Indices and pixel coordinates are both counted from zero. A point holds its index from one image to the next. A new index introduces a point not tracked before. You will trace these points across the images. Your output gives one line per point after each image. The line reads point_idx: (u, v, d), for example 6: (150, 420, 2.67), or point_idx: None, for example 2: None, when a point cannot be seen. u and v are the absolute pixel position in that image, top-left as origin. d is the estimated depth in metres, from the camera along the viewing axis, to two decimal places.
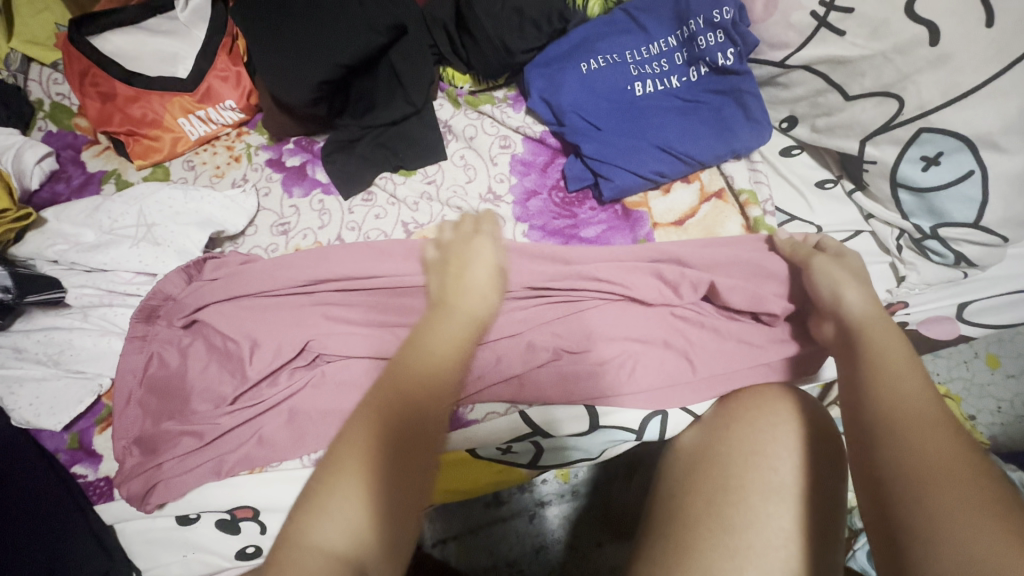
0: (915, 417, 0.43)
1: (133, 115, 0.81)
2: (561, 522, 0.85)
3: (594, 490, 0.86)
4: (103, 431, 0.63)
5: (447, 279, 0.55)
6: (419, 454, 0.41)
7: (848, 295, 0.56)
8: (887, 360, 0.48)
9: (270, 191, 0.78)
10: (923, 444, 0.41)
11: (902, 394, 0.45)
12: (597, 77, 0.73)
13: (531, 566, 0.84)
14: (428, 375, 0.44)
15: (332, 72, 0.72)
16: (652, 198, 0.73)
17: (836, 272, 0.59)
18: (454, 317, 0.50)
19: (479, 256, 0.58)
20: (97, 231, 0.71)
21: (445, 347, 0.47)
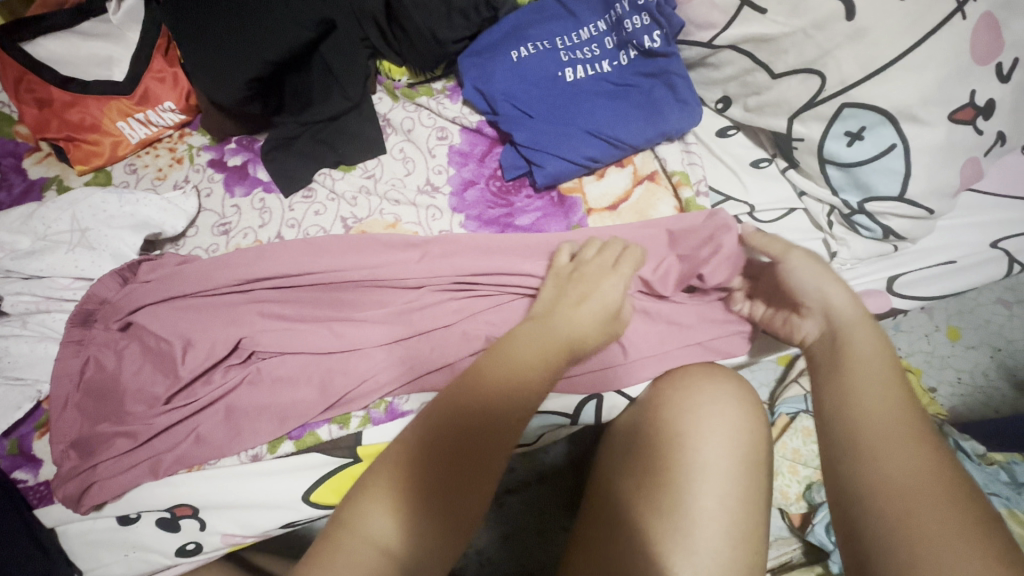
0: (890, 429, 0.46)
1: (71, 120, 0.81)
2: (522, 504, 0.85)
3: (560, 473, 0.86)
4: (43, 436, 0.63)
5: (570, 296, 0.57)
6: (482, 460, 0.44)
7: (832, 294, 0.57)
8: (875, 364, 0.51)
9: (212, 191, 0.78)
10: (907, 457, 0.44)
11: (887, 404, 0.48)
12: (529, 65, 0.73)
13: (499, 552, 0.84)
14: (511, 386, 0.47)
15: (261, 69, 0.73)
16: (586, 183, 0.74)
17: (807, 271, 0.59)
18: (554, 333, 0.53)
19: (607, 287, 0.58)
20: (33, 238, 0.71)
21: (531, 361, 0.50)
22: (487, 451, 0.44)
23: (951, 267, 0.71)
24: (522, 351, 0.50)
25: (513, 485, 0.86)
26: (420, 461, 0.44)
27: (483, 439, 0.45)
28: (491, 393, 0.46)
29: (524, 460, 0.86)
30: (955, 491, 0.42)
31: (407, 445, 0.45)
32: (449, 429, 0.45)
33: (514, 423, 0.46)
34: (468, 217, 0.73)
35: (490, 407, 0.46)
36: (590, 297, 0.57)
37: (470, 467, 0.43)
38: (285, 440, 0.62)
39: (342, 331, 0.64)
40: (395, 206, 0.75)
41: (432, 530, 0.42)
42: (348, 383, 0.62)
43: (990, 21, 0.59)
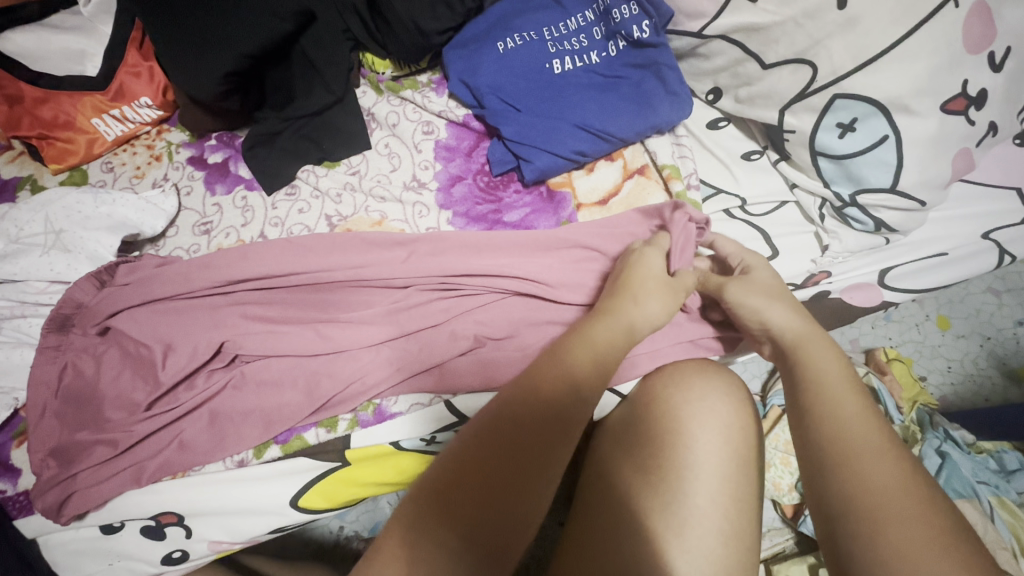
0: (857, 440, 0.46)
1: (44, 118, 0.78)
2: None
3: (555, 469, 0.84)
4: (21, 445, 0.62)
5: (618, 288, 0.57)
6: (529, 461, 0.43)
7: (780, 314, 0.56)
8: (835, 382, 0.50)
9: (192, 189, 0.76)
10: (878, 472, 0.44)
11: (853, 421, 0.47)
12: (516, 56, 0.71)
13: None
14: (548, 407, 0.46)
15: (238, 63, 0.70)
16: (576, 178, 0.72)
17: (758, 293, 0.58)
18: (613, 327, 0.53)
19: (650, 262, 0.59)
20: (5, 240, 0.69)
21: (581, 370, 0.49)
22: (525, 453, 0.43)
23: (944, 259, 0.71)
24: (550, 371, 0.48)
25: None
26: (454, 471, 0.42)
27: (523, 442, 0.44)
28: (507, 424, 0.44)
29: None
30: (924, 502, 0.42)
31: (444, 459, 0.44)
32: (454, 472, 0.42)
33: (552, 449, 0.45)
34: (455, 214, 0.71)
35: (532, 414, 0.45)
36: (640, 275, 0.58)
37: (507, 469, 0.42)
38: (272, 444, 0.61)
39: (328, 333, 0.63)
40: (381, 203, 0.73)
41: (463, 537, 0.39)
42: (334, 386, 0.61)
43: (984, 9, 0.58)
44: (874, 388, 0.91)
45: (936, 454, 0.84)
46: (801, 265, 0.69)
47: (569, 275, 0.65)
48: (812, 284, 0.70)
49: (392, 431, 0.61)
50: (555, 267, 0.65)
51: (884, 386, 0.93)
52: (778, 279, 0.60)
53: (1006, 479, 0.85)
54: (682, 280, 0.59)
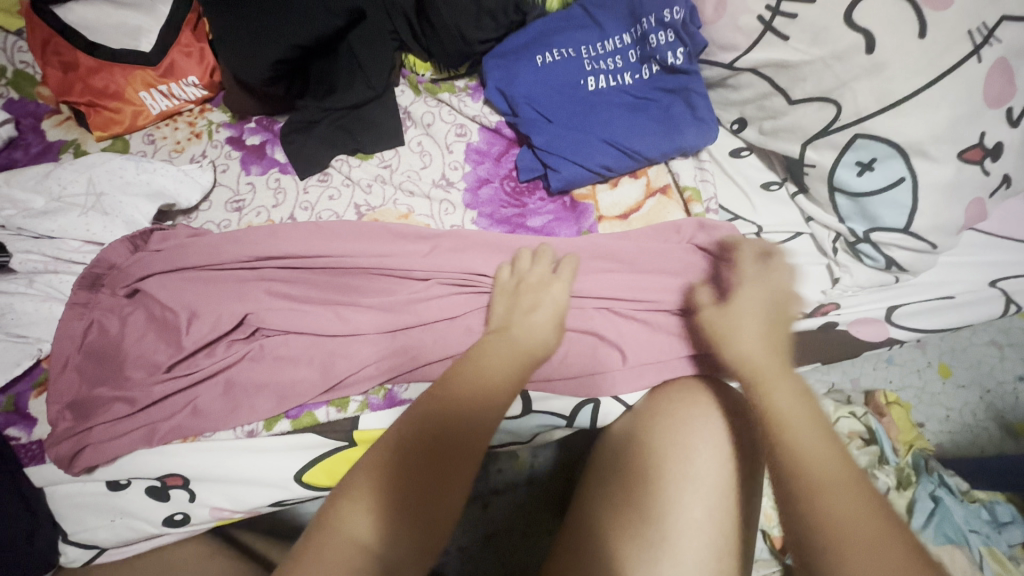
0: (819, 469, 0.41)
1: (95, 86, 0.82)
2: (511, 506, 0.89)
3: (547, 479, 0.89)
4: (40, 395, 0.64)
5: (520, 306, 0.60)
6: (449, 460, 0.44)
7: (750, 338, 0.52)
8: (790, 411, 0.45)
9: (228, 168, 0.80)
10: (843, 515, 0.38)
11: (815, 453, 0.42)
12: (553, 71, 0.74)
13: (480, 553, 0.87)
14: (462, 415, 0.47)
15: (287, 52, 0.73)
16: (599, 191, 0.74)
17: (738, 318, 0.56)
18: (518, 345, 0.56)
19: (540, 313, 0.59)
20: (47, 197, 0.70)
21: (487, 379, 0.51)
22: (451, 455, 0.45)
23: (950, 303, 0.72)
24: (472, 377, 0.51)
25: (502, 485, 0.89)
26: (393, 464, 0.44)
27: (447, 443, 0.45)
28: (434, 423, 0.46)
29: (516, 464, 0.89)
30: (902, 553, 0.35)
31: (381, 452, 0.45)
32: (398, 464, 0.44)
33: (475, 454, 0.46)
34: (480, 214, 0.73)
35: (453, 415, 0.47)
36: (533, 323, 0.58)
37: (433, 466, 0.44)
38: (281, 417, 0.63)
39: (347, 316, 0.65)
40: (409, 197, 0.75)
41: (396, 527, 0.41)
42: (349, 367, 0.63)
43: (1005, 67, 0.60)
44: (873, 428, 0.92)
45: (929, 498, 0.85)
46: (812, 295, 0.70)
47: (584, 284, 0.67)
48: (821, 314, 0.70)
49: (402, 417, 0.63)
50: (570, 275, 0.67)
51: (883, 427, 0.94)
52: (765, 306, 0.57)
53: (996, 530, 0.85)
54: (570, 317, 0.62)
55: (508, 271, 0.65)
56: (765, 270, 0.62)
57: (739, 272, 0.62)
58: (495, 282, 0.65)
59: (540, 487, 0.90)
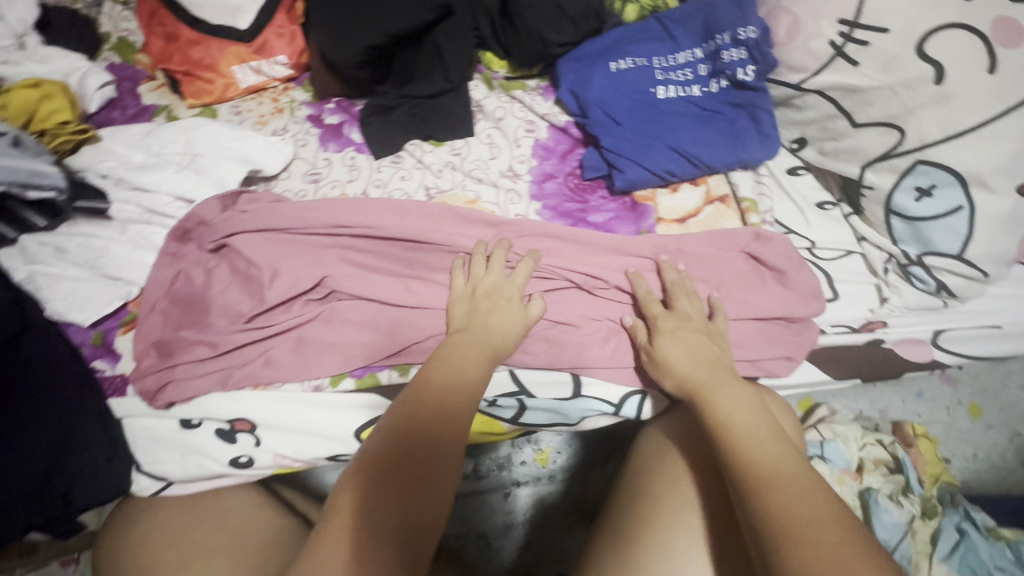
0: (781, 476, 0.47)
1: (192, 57, 0.88)
2: (531, 498, 1.11)
3: (563, 477, 1.12)
4: (126, 332, 0.69)
5: (479, 307, 0.64)
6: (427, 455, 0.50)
7: (683, 362, 0.60)
8: (750, 427, 0.52)
9: (307, 143, 0.86)
10: (786, 502, 0.44)
11: (766, 457, 0.49)
12: (625, 77, 0.77)
13: (501, 536, 1.08)
14: (439, 411, 0.53)
15: (380, 40, 0.78)
16: (660, 195, 0.77)
17: (678, 337, 0.62)
18: (482, 344, 0.60)
19: (501, 314, 0.63)
20: (146, 153, 0.76)
21: (453, 379, 0.56)
22: (433, 450, 0.50)
23: (996, 333, 0.74)
24: (439, 379, 0.56)
25: (525, 478, 1.12)
26: (382, 460, 0.49)
27: (427, 440, 0.51)
28: (416, 421, 0.52)
29: (537, 461, 1.12)
30: (837, 527, 0.42)
31: (372, 448, 0.51)
32: (389, 457, 0.49)
33: (453, 444, 0.52)
34: (544, 206, 0.77)
35: (431, 414, 0.53)
36: (493, 323, 0.62)
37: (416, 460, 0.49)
38: (345, 376, 0.67)
39: (415, 288, 0.69)
40: (477, 184, 0.79)
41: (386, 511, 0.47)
42: (413, 336, 0.67)
43: None
44: (900, 458, 0.92)
45: (954, 530, 0.86)
46: (858, 311, 0.71)
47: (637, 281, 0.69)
48: (869, 330, 0.71)
49: None
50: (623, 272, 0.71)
51: (909, 458, 0.95)
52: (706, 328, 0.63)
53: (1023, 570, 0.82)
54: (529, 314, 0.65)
55: (462, 275, 0.68)
56: (665, 312, 0.64)
57: (651, 313, 0.65)
58: (451, 290, 0.67)
59: (560, 486, 1.11)
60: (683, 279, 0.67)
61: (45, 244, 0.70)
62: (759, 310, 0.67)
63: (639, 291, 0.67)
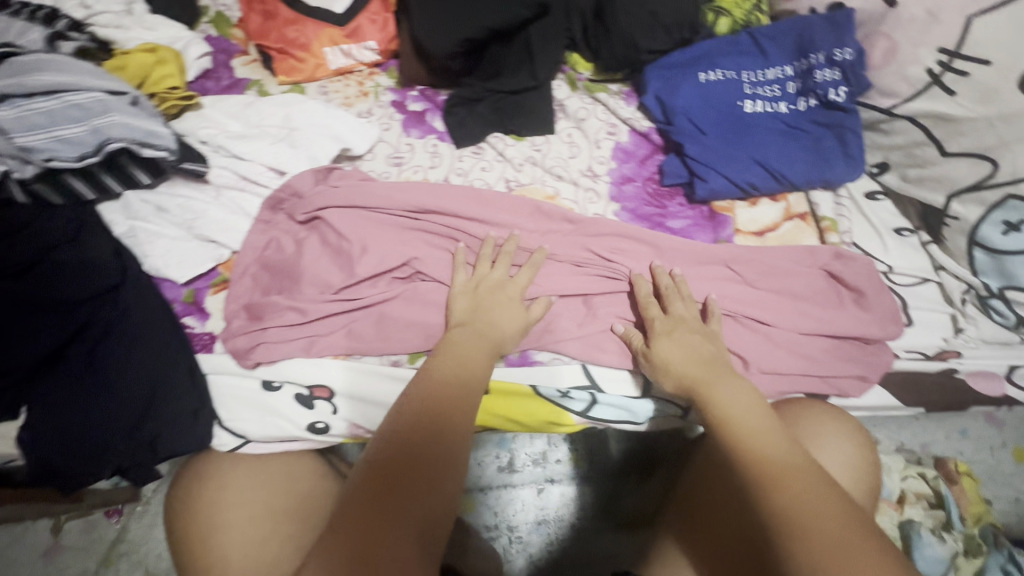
0: (781, 469, 0.46)
1: (288, 36, 0.91)
2: (563, 495, 1.12)
3: (597, 479, 1.12)
4: (216, 292, 0.72)
5: (482, 301, 0.65)
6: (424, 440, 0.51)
7: (680, 362, 0.60)
8: (750, 420, 0.52)
9: (391, 127, 0.88)
10: (796, 497, 0.44)
11: (770, 452, 0.49)
12: (713, 89, 0.79)
13: (532, 532, 1.09)
14: (437, 401, 0.54)
15: (478, 33, 0.81)
16: (738, 207, 0.78)
17: (677, 341, 0.61)
18: (482, 339, 0.61)
19: (503, 314, 0.64)
20: (244, 124, 0.79)
21: (453, 372, 0.57)
22: (429, 434, 0.51)
23: None
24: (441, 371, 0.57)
25: (558, 475, 1.13)
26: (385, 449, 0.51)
27: (425, 425, 0.52)
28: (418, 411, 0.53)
29: (572, 460, 1.14)
30: (840, 521, 0.41)
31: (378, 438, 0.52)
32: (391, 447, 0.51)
33: (450, 427, 0.52)
34: (623, 208, 0.78)
35: (432, 406, 0.53)
36: (496, 316, 0.64)
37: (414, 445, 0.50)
38: (424, 355, 0.69)
39: None
40: (557, 180, 0.81)
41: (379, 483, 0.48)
42: None
43: None
44: (942, 493, 0.90)
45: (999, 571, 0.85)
46: (932, 339, 0.71)
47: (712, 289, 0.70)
48: (943, 359, 0.71)
49: (534, 377, 0.68)
50: (697, 280, 0.71)
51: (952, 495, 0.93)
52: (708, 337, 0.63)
53: None
54: (532, 313, 0.66)
55: (462, 271, 0.69)
56: (663, 317, 0.65)
57: (648, 316, 0.65)
58: (453, 284, 0.68)
59: (591, 487, 1.12)
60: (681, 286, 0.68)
61: (147, 202, 0.73)
62: (836, 328, 0.67)
63: (638, 291, 0.68)
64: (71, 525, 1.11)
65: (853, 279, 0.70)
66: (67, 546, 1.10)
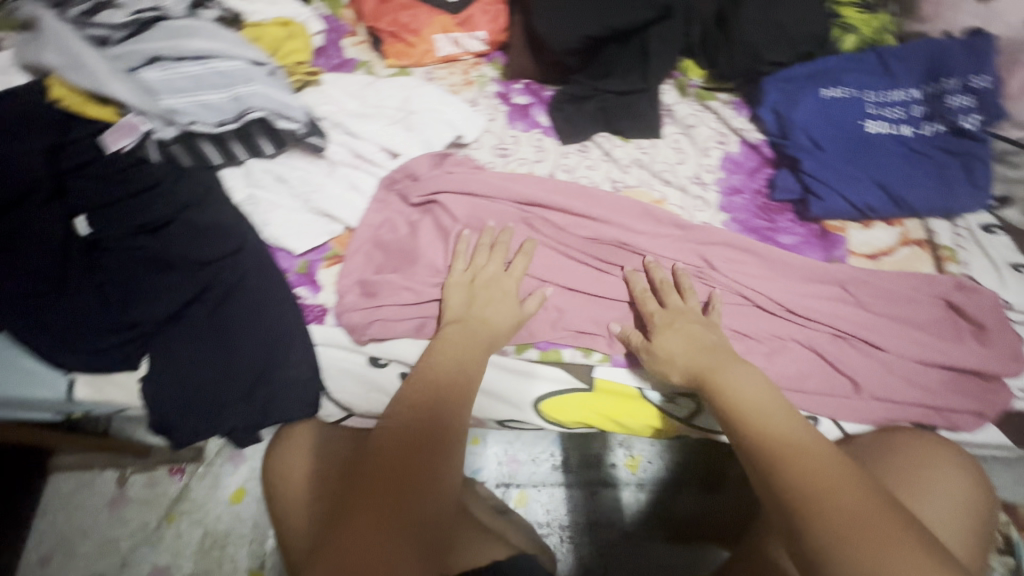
0: (795, 448, 0.48)
1: (401, 20, 0.91)
2: (618, 503, 1.08)
3: (654, 488, 1.08)
4: (329, 265, 0.72)
5: (475, 299, 0.64)
6: (431, 414, 0.53)
7: (681, 351, 0.60)
8: (758, 400, 0.53)
9: (496, 118, 0.88)
10: (808, 474, 0.46)
11: (781, 431, 0.50)
12: (835, 106, 0.77)
13: (583, 534, 1.06)
14: (439, 382, 0.56)
15: (602, 32, 0.81)
16: (851, 227, 0.76)
17: (679, 335, 0.61)
18: (473, 329, 0.62)
19: (498, 312, 0.64)
20: (362, 103, 0.80)
21: (450, 359, 0.58)
22: (437, 407, 0.53)
23: None
24: (439, 361, 0.58)
25: (613, 480, 1.10)
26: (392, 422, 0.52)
27: (431, 401, 0.54)
28: (425, 389, 0.55)
29: (628, 465, 1.10)
30: (855, 499, 0.43)
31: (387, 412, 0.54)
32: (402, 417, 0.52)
33: (453, 402, 0.55)
34: (732, 219, 0.78)
35: (434, 391, 0.55)
36: (490, 311, 0.64)
37: (421, 417, 0.52)
38: (531, 346, 0.69)
39: (607, 277, 0.71)
40: (664, 185, 0.81)
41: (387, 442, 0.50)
42: (601, 320, 0.69)
43: None
44: None
45: None
46: None
47: (824, 308, 0.69)
48: None
49: (641, 379, 0.67)
50: (809, 298, 0.70)
51: None
52: (713, 332, 0.62)
53: None
54: (527, 307, 0.66)
55: (461, 263, 0.68)
56: (661, 309, 0.65)
57: (647, 311, 0.66)
58: (449, 276, 0.67)
59: (648, 496, 1.08)
60: (682, 283, 0.68)
61: (269, 172, 0.74)
62: (950, 360, 0.66)
63: (635, 290, 0.68)
64: (136, 478, 1.14)
65: (974, 312, 0.68)
66: (132, 498, 1.13)
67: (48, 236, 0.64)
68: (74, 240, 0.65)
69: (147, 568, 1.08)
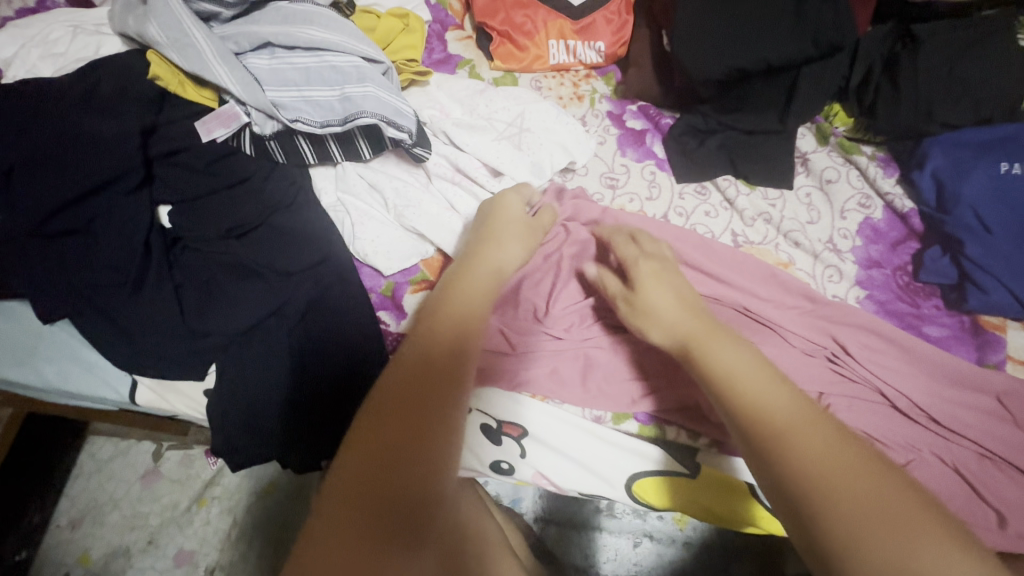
0: (799, 424, 0.38)
1: (515, 20, 0.83)
2: (660, 559, 0.98)
3: (703, 550, 0.98)
4: (415, 292, 0.66)
5: (482, 227, 0.58)
6: (453, 353, 0.42)
7: (669, 309, 0.49)
8: (748, 369, 0.42)
9: (606, 141, 0.79)
10: (824, 456, 0.36)
11: (775, 404, 0.39)
12: (1016, 184, 0.66)
13: None
14: (455, 312, 0.45)
15: (754, 64, 0.72)
16: (1012, 327, 0.66)
17: (658, 287, 0.51)
18: (494, 260, 0.52)
19: (512, 235, 0.57)
20: (471, 112, 0.73)
21: (475, 294, 0.47)
22: (460, 346, 0.42)
23: None
24: (463, 291, 0.47)
25: (657, 532, 1.00)
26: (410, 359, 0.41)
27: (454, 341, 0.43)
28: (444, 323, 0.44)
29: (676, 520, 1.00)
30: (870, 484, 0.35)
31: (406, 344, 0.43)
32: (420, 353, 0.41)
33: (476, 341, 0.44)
34: (870, 296, 0.68)
35: (456, 327, 0.44)
36: (504, 236, 0.56)
37: (443, 355, 0.41)
38: (630, 417, 0.62)
39: None
40: (793, 248, 0.72)
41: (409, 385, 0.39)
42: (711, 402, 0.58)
43: None
44: None
45: None
46: None
47: (970, 421, 0.60)
48: None
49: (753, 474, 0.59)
50: (953, 406, 0.61)
51: None
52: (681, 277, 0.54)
53: None
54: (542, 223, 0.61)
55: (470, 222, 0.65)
56: (643, 254, 0.55)
57: (621, 255, 0.57)
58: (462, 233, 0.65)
59: (694, 557, 0.98)
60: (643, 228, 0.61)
61: (362, 179, 0.68)
62: None
63: (605, 236, 0.62)
64: (171, 454, 1.12)
65: None
66: (165, 475, 1.11)
67: (134, 227, 0.59)
68: (156, 231, 0.61)
69: (172, 550, 1.05)
